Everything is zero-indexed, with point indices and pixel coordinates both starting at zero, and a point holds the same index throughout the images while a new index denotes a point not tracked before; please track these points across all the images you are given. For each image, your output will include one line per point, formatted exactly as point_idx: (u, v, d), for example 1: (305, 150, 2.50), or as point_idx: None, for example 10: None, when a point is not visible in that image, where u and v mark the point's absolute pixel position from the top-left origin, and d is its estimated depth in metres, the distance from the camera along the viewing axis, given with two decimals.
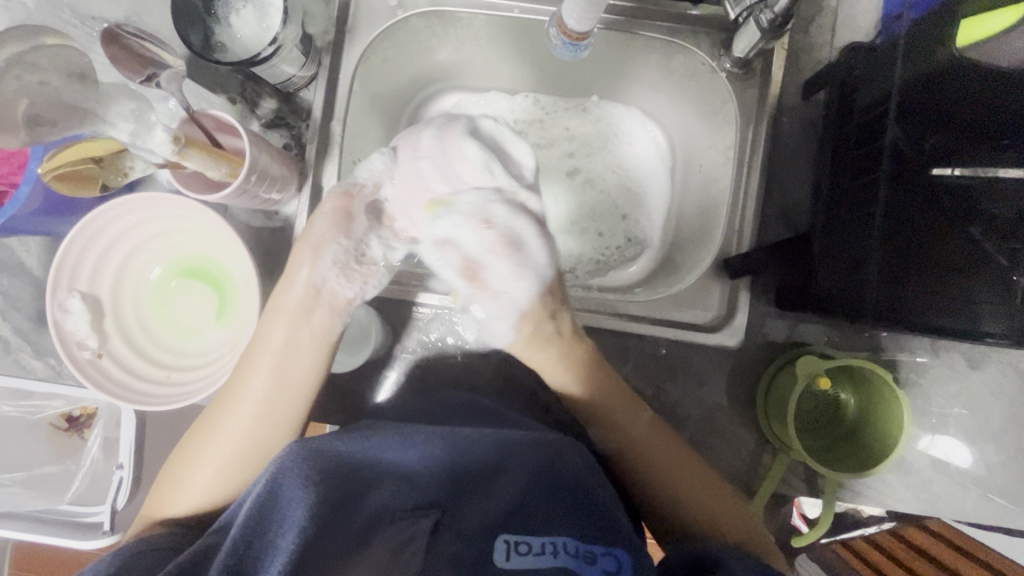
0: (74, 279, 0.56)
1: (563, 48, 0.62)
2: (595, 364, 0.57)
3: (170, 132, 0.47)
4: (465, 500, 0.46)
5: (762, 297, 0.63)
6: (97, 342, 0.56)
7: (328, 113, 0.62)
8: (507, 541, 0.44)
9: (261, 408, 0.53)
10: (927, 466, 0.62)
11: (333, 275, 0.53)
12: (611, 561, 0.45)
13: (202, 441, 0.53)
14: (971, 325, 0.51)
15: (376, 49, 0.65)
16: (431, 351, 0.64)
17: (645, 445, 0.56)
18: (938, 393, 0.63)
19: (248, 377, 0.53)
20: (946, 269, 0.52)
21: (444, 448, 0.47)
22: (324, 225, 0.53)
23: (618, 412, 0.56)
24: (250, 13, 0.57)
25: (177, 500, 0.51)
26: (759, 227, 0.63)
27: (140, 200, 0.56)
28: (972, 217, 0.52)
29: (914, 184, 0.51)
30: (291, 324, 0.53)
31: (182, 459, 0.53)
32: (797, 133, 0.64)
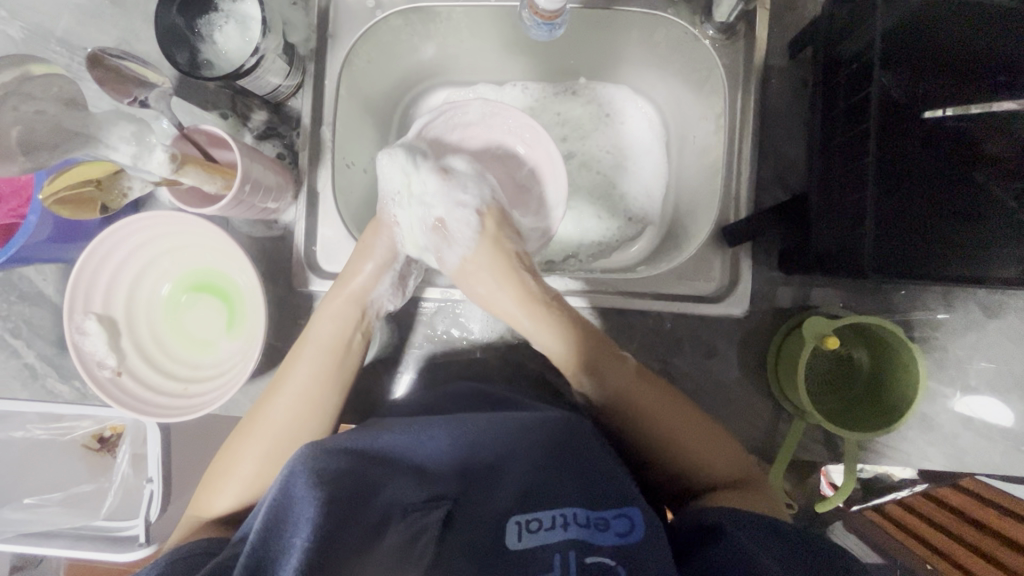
0: (89, 301, 0.58)
1: (537, 29, 0.63)
2: (617, 358, 0.57)
3: (168, 152, 0.48)
4: (473, 493, 0.47)
5: (767, 262, 0.62)
6: (116, 361, 0.58)
7: (317, 119, 0.64)
8: (519, 522, 0.44)
9: (313, 393, 0.55)
10: (951, 421, 0.60)
11: (385, 289, 0.60)
12: (624, 523, 0.45)
13: (240, 441, 0.54)
14: (976, 267, 0.50)
15: (359, 52, 0.66)
16: (438, 343, 0.64)
17: (655, 415, 0.55)
18: (958, 345, 0.61)
19: (294, 367, 0.56)
20: (952, 215, 0.50)
21: (451, 441, 0.48)
22: (384, 246, 0.60)
23: (635, 394, 0.56)
24: (232, 28, 0.58)
25: (223, 495, 0.52)
26: (757, 192, 0.62)
27: (143, 220, 0.57)
28: (978, 161, 0.51)
29: (907, 128, 0.51)
30: (339, 322, 0.57)
31: (224, 454, 0.54)
32: (789, 92, 0.62)
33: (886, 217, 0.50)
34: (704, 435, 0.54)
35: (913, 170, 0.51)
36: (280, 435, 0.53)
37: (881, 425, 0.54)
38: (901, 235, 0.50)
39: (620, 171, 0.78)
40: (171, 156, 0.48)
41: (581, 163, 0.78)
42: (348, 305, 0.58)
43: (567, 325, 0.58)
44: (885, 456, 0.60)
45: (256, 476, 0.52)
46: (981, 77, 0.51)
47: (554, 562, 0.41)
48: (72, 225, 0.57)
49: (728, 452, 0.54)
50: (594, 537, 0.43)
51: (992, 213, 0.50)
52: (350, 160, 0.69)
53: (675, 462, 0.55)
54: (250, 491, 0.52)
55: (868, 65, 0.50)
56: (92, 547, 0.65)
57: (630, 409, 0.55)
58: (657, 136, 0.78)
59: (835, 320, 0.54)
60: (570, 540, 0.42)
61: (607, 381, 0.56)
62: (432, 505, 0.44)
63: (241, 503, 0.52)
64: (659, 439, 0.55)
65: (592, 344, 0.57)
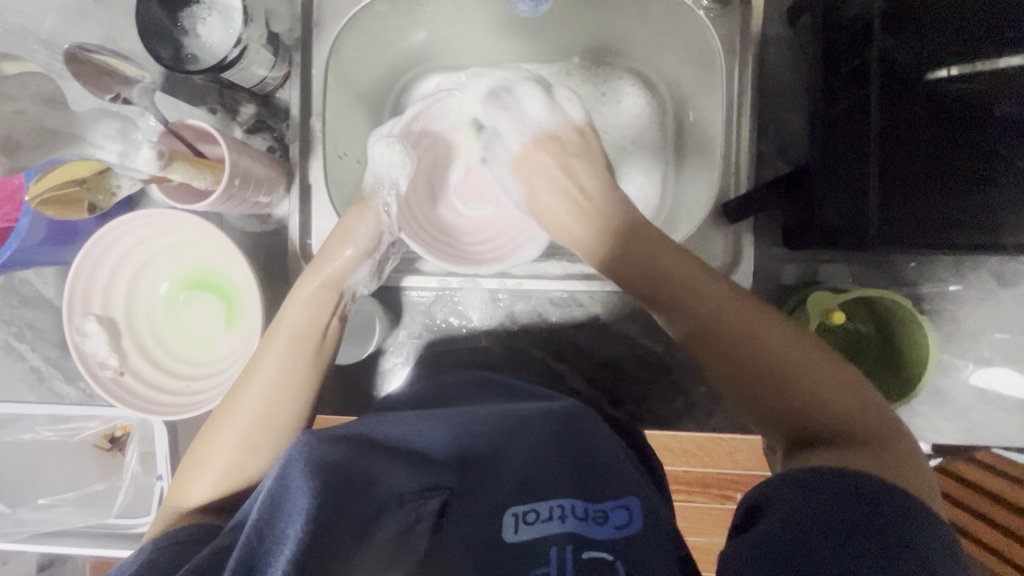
0: (88, 302, 0.58)
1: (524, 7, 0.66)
2: (707, 278, 0.50)
3: (154, 149, 0.48)
4: (472, 478, 0.46)
5: (770, 238, 0.60)
6: (118, 361, 0.59)
7: (306, 111, 0.63)
8: (515, 514, 0.45)
9: (287, 377, 0.51)
10: (963, 394, 0.59)
11: (364, 275, 0.58)
12: (622, 515, 0.46)
13: (214, 428, 0.50)
14: (987, 233, 0.48)
15: (346, 39, 0.65)
16: (438, 332, 0.64)
17: (751, 335, 0.45)
18: (970, 317, 0.59)
19: (268, 352, 0.52)
20: (960, 181, 0.49)
21: (451, 431, 0.46)
22: (366, 236, 0.58)
23: (732, 316, 0.47)
24: (215, 20, 0.57)
25: (197, 483, 0.48)
26: (756, 165, 0.60)
27: (136, 219, 0.57)
28: (986, 122, 0.49)
29: (908, 94, 0.49)
30: (316, 309, 0.55)
31: (202, 440, 0.50)
32: (788, 61, 0.60)
33: (890, 186, 0.48)
34: (837, 390, 0.42)
35: (916, 136, 0.49)
36: (260, 418, 0.49)
37: (889, 402, 0.53)
38: (906, 202, 0.48)
39: (618, 151, 0.77)
40: (159, 154, 0.48)
41: None
42: (327, 287, 0.56)
43: (660, 256, 0.52)
44: None
45: (234, 464, 0.48)
46: (986, 34, 0.49)
47: (551, 555, 0.43)
48: (65, 227, 0.57)
49: (841, 394, 0.42)
50: (592, 531, 0.45)
51: (1004, 177, 0.48)
52: (342, 151, 0.68)
53: (792, 418, 0.43)
54: (224, 480, 0.48)
55: (865, 30, 0.49)
56: (109, 546, 0.68)
57: (758, 337, 0.45)
58: (655, 113, 0.76)
59: (841, 295, 0.52)
60: (568, 533, 0.45)
61: (706, 312, 0.48)
62: (428, 496, 0.42)
63: (219, 492, 0.48)
64: (754, 368, 0.45)
65: (686, 269, 0.51)
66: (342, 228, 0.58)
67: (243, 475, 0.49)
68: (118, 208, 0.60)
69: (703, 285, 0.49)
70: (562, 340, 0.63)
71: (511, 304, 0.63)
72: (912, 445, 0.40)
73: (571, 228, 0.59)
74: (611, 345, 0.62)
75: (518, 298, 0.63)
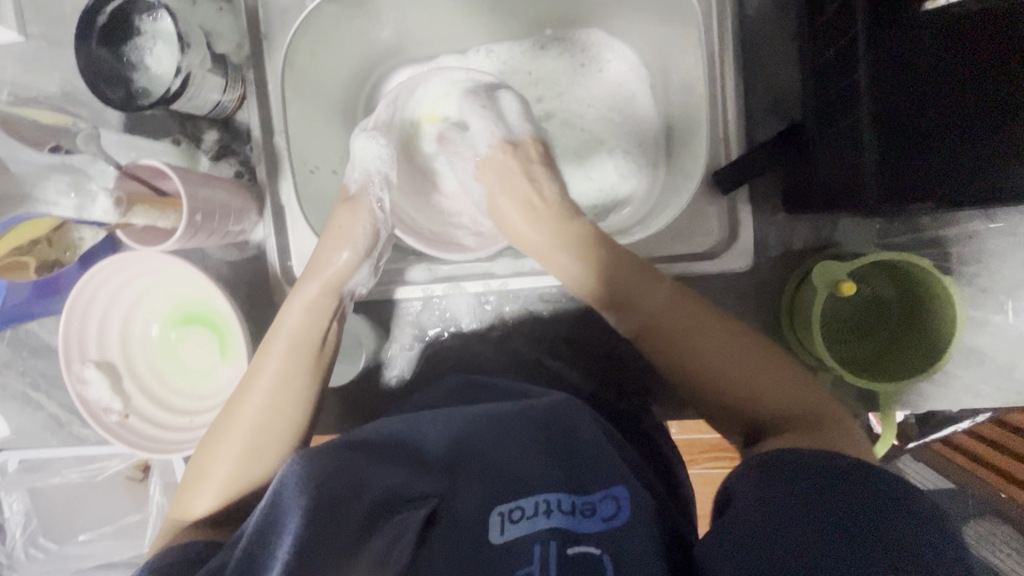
0: (85, 350, 0.59)
1: None
2: (653, 282, 0.49)
3: (111, 197, 0.47)
4: (463, 481, 0.45)
5: (770, 205, 0.55)
6: (121, 404, 0.59)
7: (268, 129, 0.61)
8: (501, 514, 0.43)
9: (284, 384, 0.49)
10: (1004, 351, 0.53)
11: (362, 278, 0.56)
12: (610, 506, 0.44)
13: (216, 436, 0.48)
14: (992, 183, 0.43)
15: (300, 48, 0.62)
16: (429, 340, 0.62)
17: (692, 341, 0.46)
18: (1005, 265, 0.53)
19: (265, 362, 0.50)
20: (979, 120, 0.43)
21: (456, 426, 0.47)
22: (363, 235, 0.55)
23: (674, 317, 0.47)
24: (162, 49, 0.55)
25: (202, 496, 0.46)
26: (747, 126, 0.55)
27: (113, 264, 0.57)
28: (1011, 50, 0.42)
29: (892, 25, 0.43)
30: (303, 311, 0.52)
31: (203, 451, 0.48)
32: (775, 2, 0.54)
33: (896, 134, 0.43)
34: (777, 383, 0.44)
35: (926, 73, 0.43)
36: (260, 426, 0.47)
37: (907, 376, 0.49)
38: (918, 147, 0.43)
39: (604, 124, 0.73)
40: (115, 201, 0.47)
41: (563, 122, 0.73)
42: (326, 288, 0.53)
43: (603, 259, 0.50)
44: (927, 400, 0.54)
45: (237, 473, 0.46)
46: None
47: (533, 555, 0.40)
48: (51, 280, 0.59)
49: (788, 387, 0.44)
50: (577, 525, 0.42)
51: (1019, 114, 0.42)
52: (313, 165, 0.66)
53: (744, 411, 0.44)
54: (231, 488, 0.46)
55: None
56: None
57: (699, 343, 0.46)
58: (639, 79, 0.72)
59: (848, 264, 0.47)
60: (552, 528, 0.42)
61: (648, 320, 0.47)
62: (420, 502, 0.42)
63: (221, 503, 0.45)
64: (696, 372, 0.45)
65: (635, 274, 0.49)
66: (336, 230, 0.55)
67: (244, 484, 0.46)
68: (99, 252, 0.60)
69: (648, 291, 0.48)
70: (557, 337, 0.60)
71: (499, 304, 0.60)
72: (845, 419, 0.43)
73: (539, 245, 0.53)
74: (609, 336, 0.59)
75: (506, 298, 0.60)
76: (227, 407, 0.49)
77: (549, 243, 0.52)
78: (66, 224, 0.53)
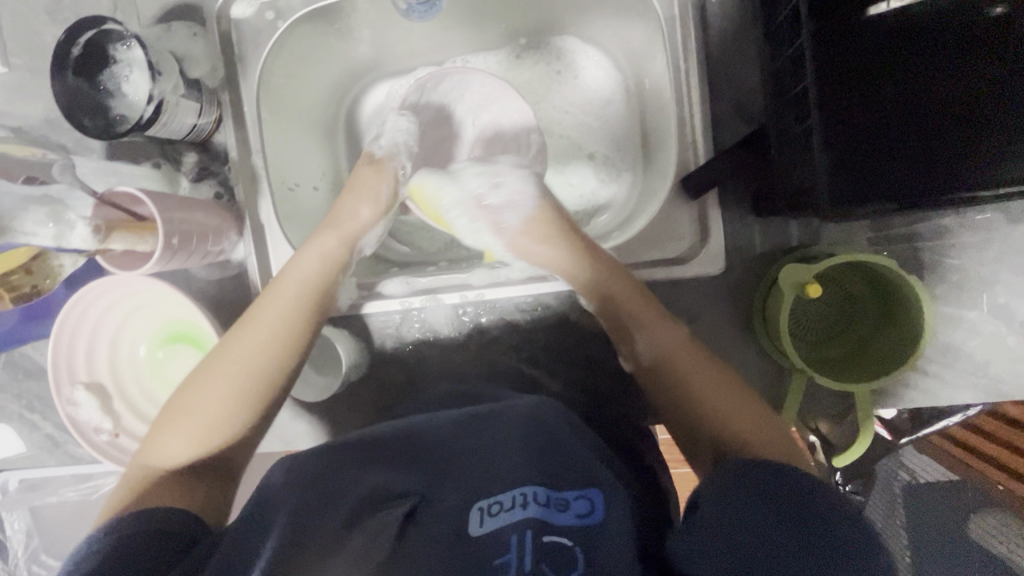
0: (74, 371, 0.61)
1: (416, 11, 0.63)
2: (648, 304, 0.52)
3: (88, 225, 0.48)
4: (446, 484, 0.44)
5: (739, 208, 0.55)
6: (111, 423, 0.61)
7: (245, 150, 0.62)
8: (481, 508, 0.41)
9: (281, 330, 0.52)
10: (979, 348, 0.53)
11: (371, 237, 0.60)
12: (584, 505, 0.42)
13: (200, 375, 0.50)
14: (970, 175, 0.42)
15: (274, 69, 0.63)
16: (409, 353, 0.63)
17: (681, 361, 0.50)
18: (977, 261, 0.53)
19: (268, 302, 0.53)
20: (944, 115, 0.43)
21: (455, 423, 0.50)
22: (388, 192, 0.60)
23: (666, 339, 0.51)
24: (138, 76, 0.56)
25: (172, 439, 0.47)
26: (715, 130, 0.55)
27: (94, 288, 0.58)
28: (970, 48, 0.43)
29: (844, 30, 0.43)
30: (314, 265, 0.55)
31: (184, 392, 0.50)
32: (738, 4, 0.54)
33: (854, 133, 0.43)
34: (745, 407, 0.46)
35: (886, 71, 0.44)
36: (247, 371, 0.50)
37: (875, 377, 0.49)
38: (875, 143, 0.43)
39: (582, 130, 0.73)
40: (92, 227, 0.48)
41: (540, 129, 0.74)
42: (309, 252, 0.55)
43: (611, 268, 0.53)
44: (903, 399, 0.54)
45: (215, 418, 0.48)
46: None
47: (510, 545, 0.38)
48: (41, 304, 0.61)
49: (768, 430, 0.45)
50: (554, 517, 0.40)
51: (985, 112, 0.42)
52: (292, 183, 0.67)
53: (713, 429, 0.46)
54: (205, 434, 0.48)
55: None
56: None
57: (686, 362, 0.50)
58: (614, 84, 0.72)
59: (814, 266, 0.47)
60: (529, 519, 0.40)
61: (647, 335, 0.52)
62: (398, 501, 0.43)
63: (199, 454, 0.47)
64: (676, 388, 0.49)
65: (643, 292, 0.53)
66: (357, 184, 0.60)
67: (217, 437, 0.48)
68: (84, 275, 0.62)
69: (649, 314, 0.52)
70: (535, 346, 0.61)
71: (477, 314, 0.61)
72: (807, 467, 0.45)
73: (546, 259, 0.55)
74: (586, 343, 0.60)
75: (483, 308, 0.61)
76: (217, 351, 0.52)
77: (556, 257, 0.55)
78: (46, 254, 0.54)
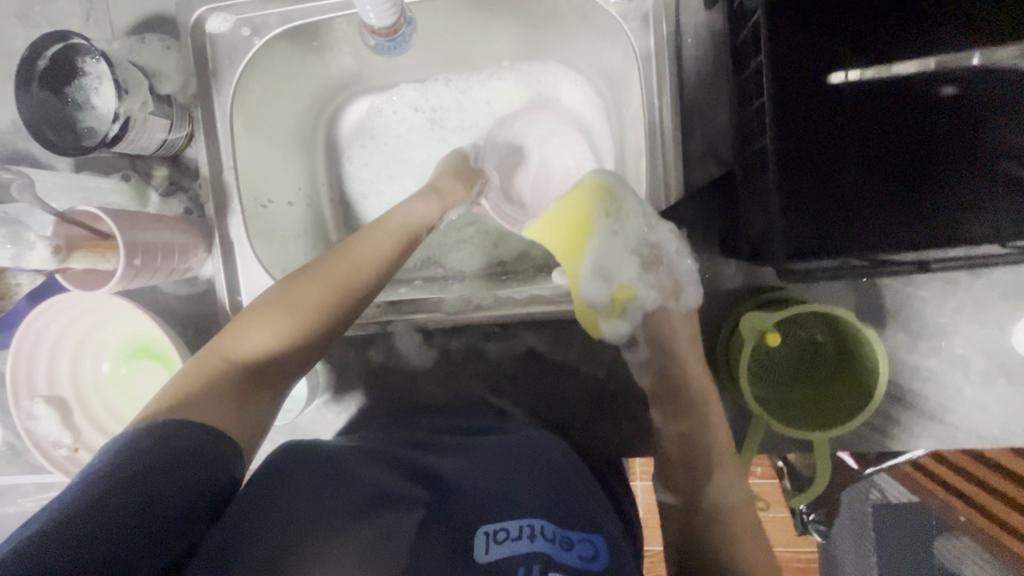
0: (35, 386, 0.60)
1: (384, 46, 0.58)
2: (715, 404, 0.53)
3: (46, 245, 0.48)
4: (453, 501, 0.42)
5: (707, 248, 0.56)
6: (71, 438, 0.60)
7: (215, 166, 0.61)
8: (486, 533, 0.39)
9: (363, 271, 0.53)
10: (935, 395, 0.54)
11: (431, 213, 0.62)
12: (588, 548, 0.40)
13: (288, 290, 0.50)
14: (942, 229, 0.48)
15: (250, 85, 0.63)
16: (375, 376, 0.62)
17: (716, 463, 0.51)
18: (937, 310, 0.53)
19: (359, 241, 0.55)
20: (919, 175, 0.49)
21: (473, 452, 0.49)
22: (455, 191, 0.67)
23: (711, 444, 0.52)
24: (107, 88, 0.55)
25: (248, 338, 0.48)
26: (686, 169, 0.55)
27: (54, 303, 0.57)
28: (942, 118, 0.49)
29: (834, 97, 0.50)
30: (390, 236, 0.57)
31: (259, 303, 0.50)
32: (713, 45, 0.54)
33: (838, 187, 0.48)
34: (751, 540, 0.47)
35: (875, 135, 0.49)
36: (321, 300, 0.50)
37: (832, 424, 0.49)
38: (859, 196, 0.48)
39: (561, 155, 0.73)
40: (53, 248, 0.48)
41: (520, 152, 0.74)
42: (360, 261, 0.53)
43: (690, 371, 0.54)
44: (861, 442, 0.55)
45: (283, 333, 0.49)
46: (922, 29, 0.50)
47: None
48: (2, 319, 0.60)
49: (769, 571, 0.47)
50: (560, 554, 0.37)
51: (947, 172, 0.48)
52: (266, 199, 0.66)
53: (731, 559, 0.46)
54: (276, 345, 0.48)
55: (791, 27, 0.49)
56: None
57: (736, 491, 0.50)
58: (595, 110, 0.72)
59: (773, 313, 0.48)
60: (536, 552, 0.37)
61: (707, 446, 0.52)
62: (406, 508, 0.41)
63: (263, 357, 0.48)
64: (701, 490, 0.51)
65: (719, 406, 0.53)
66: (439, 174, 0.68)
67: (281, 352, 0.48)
68: (49, 288, 0.61)
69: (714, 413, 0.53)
70: (504, 374, 0.60)
71: (446, 341, 0.61)
72: None
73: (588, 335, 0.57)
74: (553, 374, 0.60)
75: (452, 334, 0.61)
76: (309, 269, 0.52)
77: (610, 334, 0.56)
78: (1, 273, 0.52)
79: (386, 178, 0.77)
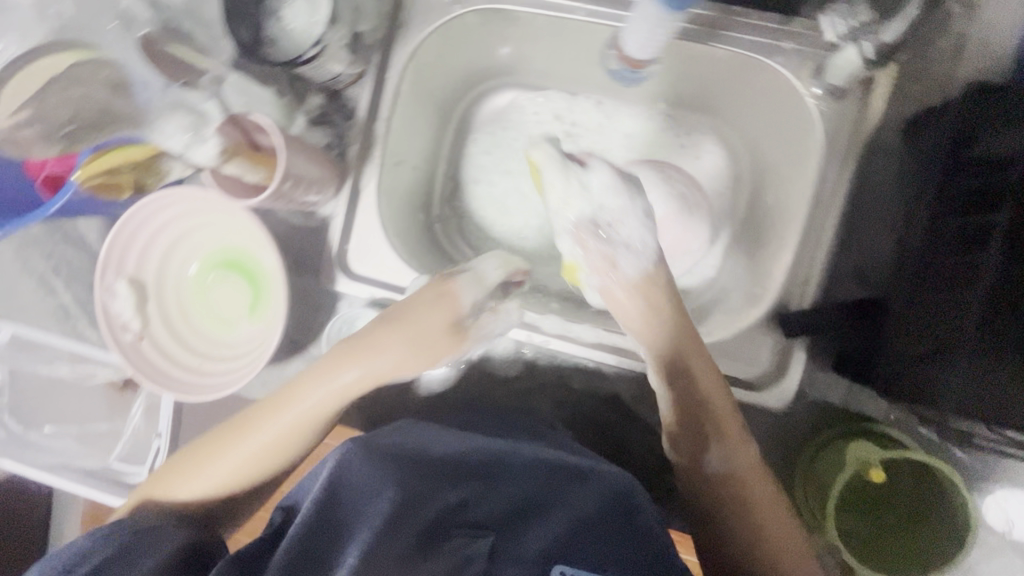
0: (122, 263, 0.59)
1: (621, 73, 0.62)
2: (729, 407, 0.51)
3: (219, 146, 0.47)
4: (520, 528, 0.44)
5: (820, 359, 0.56)
6: (139, 325, 0.59)
7: (373, 113, 0.60)
8: (562, 573, 0.43)
9: (325, 405, 0.48)
10: None
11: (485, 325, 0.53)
12: None
13: (229, 441, 0.49)
14: None
15: (429, 47, 0.62)
16: (454, 367, 0.62)
17: (741, 476, 0.50)
18: None
19: (336, 374, 0.48)
20: None
21: (541, 470, 0.46)
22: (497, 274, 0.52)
23: (736, 459, 0.51)
24: (301, 5, 0.56)
25: (180, 488, 0.49)
26: (829, 280, 0.55)
27: (180, 191, 0.57)
28: None
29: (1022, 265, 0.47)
30: (395, 342, 0.48)
31: (209, 453, 0.49)
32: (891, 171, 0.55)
33: (991, 352, 0.48)
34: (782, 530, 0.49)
35: None
36: (276, 445, 0.48)
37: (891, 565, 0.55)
38: (1004, 368, 0.48)
39: None
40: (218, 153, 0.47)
41: None
42: (371, 368, 0.48)
43: (704, 385, 0.51)
44: None
45: (239, 475, 0.49)
46: None
47: None
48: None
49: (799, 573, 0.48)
50: None
51: None
52: (400, 159, 0.66)
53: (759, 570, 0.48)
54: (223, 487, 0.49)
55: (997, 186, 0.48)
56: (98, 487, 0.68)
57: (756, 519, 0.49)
58: None
59: (886, 454, 0.51)
60: None
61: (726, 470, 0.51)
62: (480, 534, 0.43)
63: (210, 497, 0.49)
64: (737, 505, 0.50)
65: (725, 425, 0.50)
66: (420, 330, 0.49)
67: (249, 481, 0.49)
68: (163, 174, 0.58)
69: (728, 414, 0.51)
70: (575, 404, 0.61)
71: (536, 357, 0.60)
72: None
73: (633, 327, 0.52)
74: (625, 423, 0.60)
75: (543, 354, 0.60)
76: (277, 391, 0.50)
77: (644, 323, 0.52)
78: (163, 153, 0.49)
79: (504, 172, 0.77)
